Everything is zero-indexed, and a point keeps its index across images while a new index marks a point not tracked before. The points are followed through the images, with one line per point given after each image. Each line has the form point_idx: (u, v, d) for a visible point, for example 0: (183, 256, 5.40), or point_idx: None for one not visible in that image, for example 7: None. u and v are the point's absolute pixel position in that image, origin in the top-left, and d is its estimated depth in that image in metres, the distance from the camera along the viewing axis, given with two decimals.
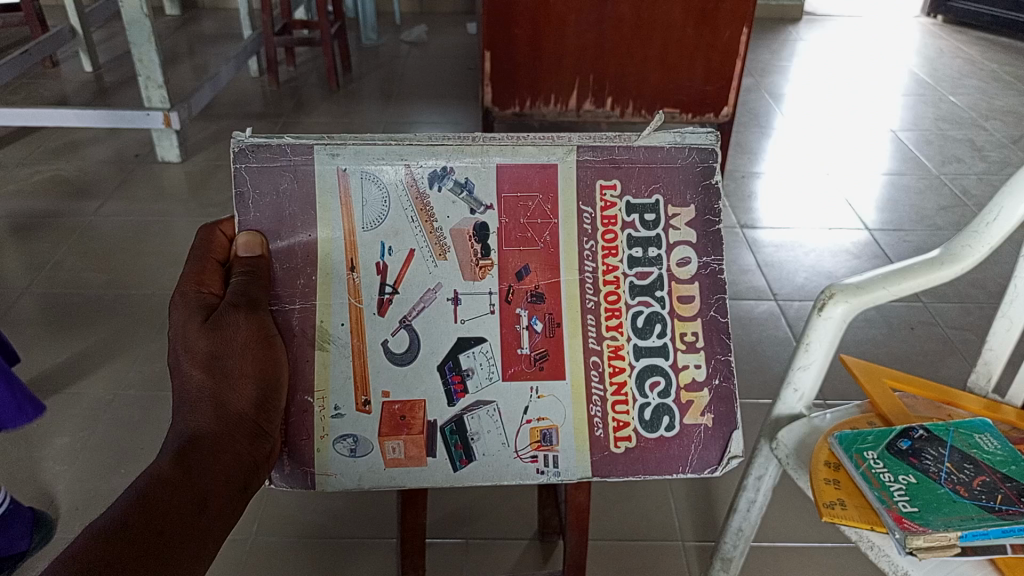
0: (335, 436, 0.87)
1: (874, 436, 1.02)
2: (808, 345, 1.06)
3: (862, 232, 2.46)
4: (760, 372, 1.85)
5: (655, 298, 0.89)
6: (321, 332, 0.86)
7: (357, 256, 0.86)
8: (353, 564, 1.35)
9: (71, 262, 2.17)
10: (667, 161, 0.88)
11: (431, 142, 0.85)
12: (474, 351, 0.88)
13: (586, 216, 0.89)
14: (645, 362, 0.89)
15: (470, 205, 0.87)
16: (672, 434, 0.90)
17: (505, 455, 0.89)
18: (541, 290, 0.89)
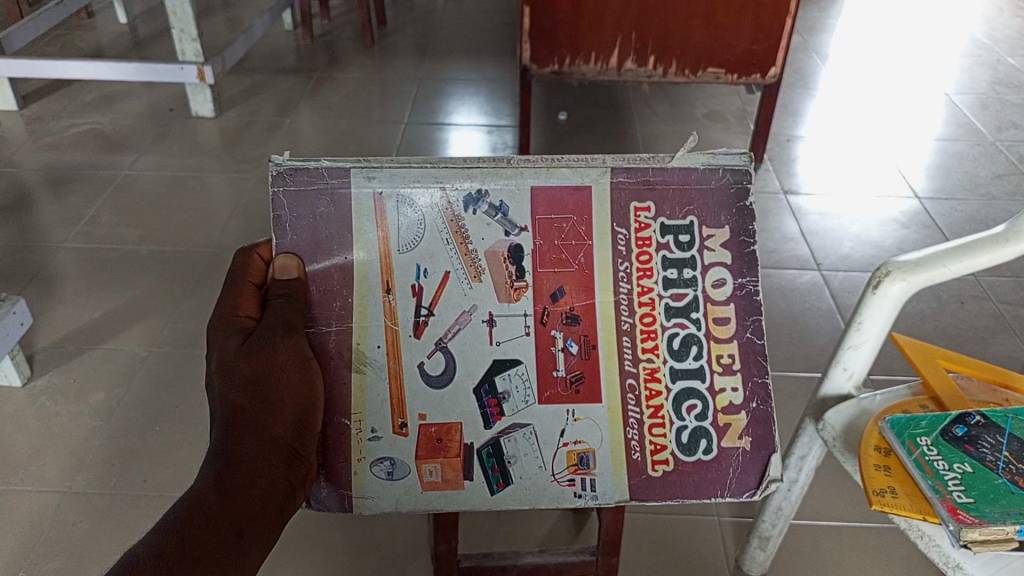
0: (369, 458, 0.84)
1: (927, 421, 0.97)
2: (860, 324, 1.02)
3: (911, 201, 2.37)
4: (801, 344, 1.79)
5: (690, 320, 0.86)
6: (357, 354, 0.85)
7: (392, 278, 0.84)
8: (385, 530, 1.35)
9: (107, 217, 2.17)
10: (701, 183, 0.85)
11: (466, 164, 0.83)
12: (509, 373, 0.86)
13: (620, 239, 0.86)
14: (681, 385, 0.87)
15: (505, 227, 0.84)
16: (709, 458, 0.87)
17: (542, 479, 0.86)
18: (576, 312, 0.86)
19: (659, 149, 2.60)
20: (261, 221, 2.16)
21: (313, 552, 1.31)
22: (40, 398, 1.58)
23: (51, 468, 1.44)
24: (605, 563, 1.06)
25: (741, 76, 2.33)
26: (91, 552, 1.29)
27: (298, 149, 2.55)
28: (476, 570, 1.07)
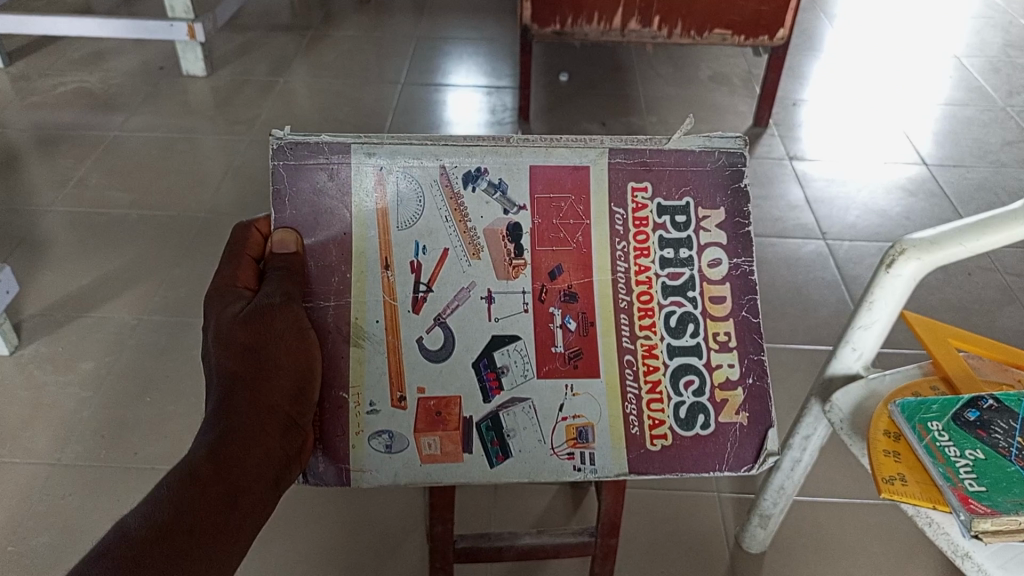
0: (367, 433, 0.81)
1: (938, 405, 0.93)
2: (871, 304, 0.98)
3: (919, 167, 2.32)
4: (805, 315, 1.76)
5: (687, 298, 0.84)
6: (356, 328, 0.82)
7: (391, 255, 0.82)
8: (381, 505, 1.33)
9: (96, 179, 2.12)
10: (696, 165, 0.83)
11: (466, 141, 0.81)
12: (508, 348, 0.82)
13: (618, 218, 0.84)
14: (678, 361, 0.83)
15: (503, 205, 0.82)
16: (707, 433, 0.84)
17: (541, 452, 0.82)
18: (575, 288, 0.84)
19: (662, 112, 2.54)
20: (254, 185, 2.11)
21: (307, 527, 1.29)
22: (29, 367, 1.55)
23: (40, 439, 1.41)
24: (603, 544, 1.05)
25: (748, 38, 2.26)
26: (81, 526, 1.28)
27: (292, 109, 2.48)
28: (472, 551, 1.04)
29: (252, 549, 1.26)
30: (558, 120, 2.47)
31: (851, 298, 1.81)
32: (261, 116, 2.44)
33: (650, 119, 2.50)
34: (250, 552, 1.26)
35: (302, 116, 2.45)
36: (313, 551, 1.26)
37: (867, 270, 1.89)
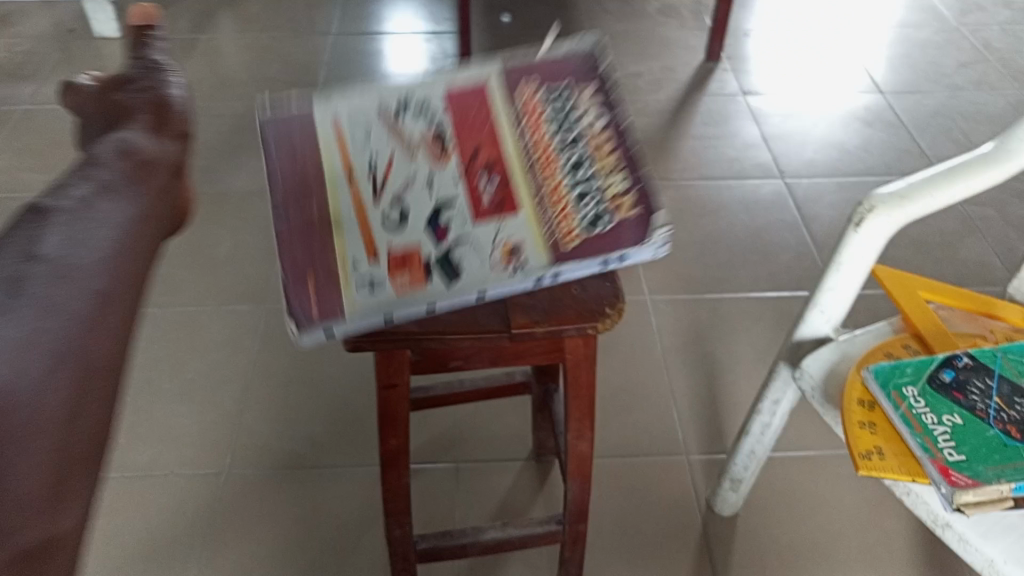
0: (354, 279, 0.68)
1: (913, 368, 0.89)
2: (841, 265, 0.91)
3: (875, 95, 2.25)
4: (768, 260, 1.70)
5: (575, 145, 0.72)
6: (339, 223, 0.70)
7: (351, 165, 0.71)
8: (339, 497, 1.26)
9: (7, 160, 1.96)
10: (556, 51, 0.74)
11: (386, 78, 0.73)
12: (436, 203, 0.70)
13: (510, 100, 0.73)
14: (579, 188, 0.71)
15: (422, 111, 0.72)
16: (609, 230, 0.70)
17: (485, 279, 0.69)
18: (484, 142, 0.71)
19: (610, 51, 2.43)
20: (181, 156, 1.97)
21: (262, 527, 1.23)
22: None
23: None
24: (572, 530, 1.00)
25: None
26: None
27: (217, 69, 2.31)
28: (434, 551, 0.99)
29: (203, 556, 1.19)
30: None
31: (812, 240, 1.76)
32: (185, 79, 2.27)
33: None
34: (203, 559, 1.19)
35: (229, 76, 2.28)
36: (270, 552, 1.20)
37: (827, 209, 1.84)
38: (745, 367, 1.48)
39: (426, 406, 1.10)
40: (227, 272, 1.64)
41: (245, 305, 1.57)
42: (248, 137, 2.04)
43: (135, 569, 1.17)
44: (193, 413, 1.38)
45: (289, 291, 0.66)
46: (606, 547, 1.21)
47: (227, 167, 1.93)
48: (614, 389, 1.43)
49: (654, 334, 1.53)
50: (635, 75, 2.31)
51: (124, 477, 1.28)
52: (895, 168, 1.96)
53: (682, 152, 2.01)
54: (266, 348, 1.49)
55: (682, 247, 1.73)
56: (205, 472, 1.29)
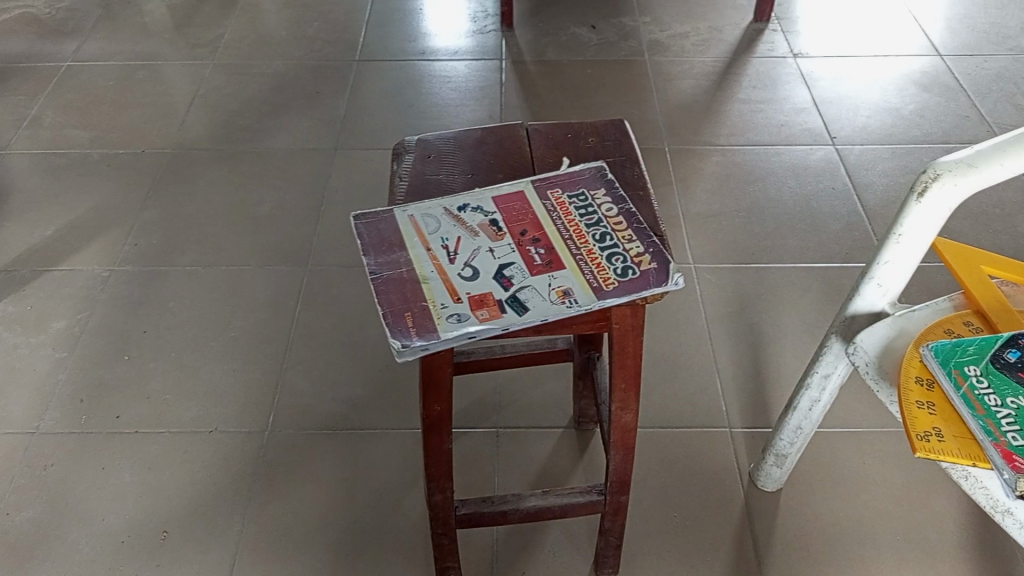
0: (444, 313, 0.69)
1: (975, 347, 0.85)
2: (900, 236, 0.86)
3: (932, 58, 2.16)
4: (816, 230, 1.66)
5: (604, 226, 0.77)
6: (422, 274, 0.73)
7: (428, 246, 0.76)
8: (379, 459, 1.27)
9: (51, 117, 1.97)
10: (575, 171, 0.83)
11: (450, 195, 0.82)
12: (498, 261, 0.74)
13: (549, 202, 0.80)
14: (609, 248, 0.75)
15: (482, 214, 0.79)
16: (637, 274, 0.72)
17: (543, 306, 0.69)
18: (526, 229, 0.77)
19: (655, 11, 2.36)
20: (222, 115, 1.96)
21: (303, 487, 1.24)
22: None
23: (15, 407, 1.34)
24: (613, 501, 0.99)
25: None
26: (67, 499, 1.22)
27: (257, 27, 2.30)
28: (475, 516, 0.98)
29: (247, 513, 1.21)
30: (545, 24, 2.29)
31: (863, 209, 1.70)
32: (225, 36, 2.26)
33: (643, 19, 2.32)
34: (246, 516, 1.20)
35: (268, 33, 2.27)
36: (311, 512, 1.21)
37: (879, 177, 1.78)
38: (791, 338, 1.45)
39: (469, 371, 1.08)
40: (268, 233, 1.64)
41: (286, 267, 1.57)
42: (288, 96, 2.02)
43: (181, 524, 1.19)
44: (235, 373, 1.39)
45: (389, 321, 0.69)
46: (646, 518, 1.20)
47: (267, 126, 1.93)
48: (655, 358, 1.42)
49: (697, 303, 1.51)
50: (681, 36, 2.25)
51: (169, 434, 1.30)
52: (953, 136, 1.89)
53: (729, 116, 1.96)
54: (306, 310, 1.49)
55: (727, 214, 1.69)
56: (247, 431, 1.31)
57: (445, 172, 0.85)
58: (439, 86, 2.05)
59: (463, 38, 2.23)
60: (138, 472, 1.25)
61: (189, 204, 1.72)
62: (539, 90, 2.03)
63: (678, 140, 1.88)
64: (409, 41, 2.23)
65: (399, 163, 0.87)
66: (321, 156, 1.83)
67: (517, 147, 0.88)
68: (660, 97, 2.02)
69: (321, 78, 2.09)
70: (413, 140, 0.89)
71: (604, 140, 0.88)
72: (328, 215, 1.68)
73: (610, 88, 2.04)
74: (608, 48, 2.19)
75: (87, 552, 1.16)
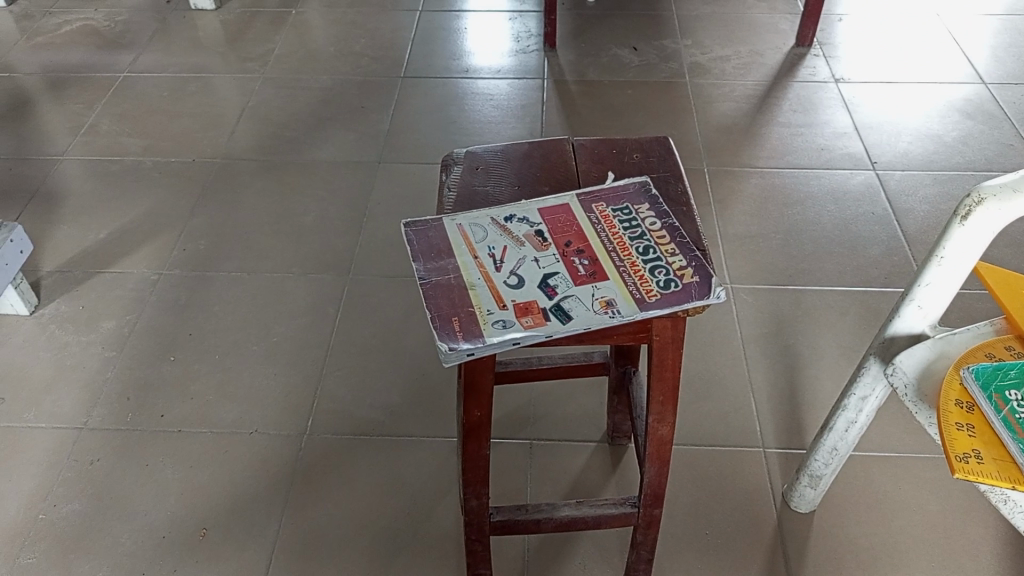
0: (490, 319, 0.71)
1: (1016, 371, 0.85)
2: (943, 258, 0.87)
3: (976, 86, 2.14)
4: (855, 254, 1.65)
5: (647, 240, 0.79)
6: (469, 281, 0.75)
7: (476, 255, 0.78)
8: (413, 466, 1.29)
9: (107, 125, 2.04)
10: (620, 186, 0.85)
11: (497, 205, 0.84)
12: (543, 270, 0.76)
13: (593, 216, 0.82)
14: (652, 262, 0.76)
15: (528, 224, 0.81)
16: (679, 288, 0.73)
17: (587, 315, 0.71)
18: (571, 241, 0.79)
19: (697, 34, 2.38)
20: (269, 127, 2.02)
21: (339, 491, 1.26)
22: (50, 327, 1.52)
23: (65, 403, 1.38)
24: (647, 514, 1.00)
25: None
26: (112, 493, 1.26)
27: (306, 43, 2.36)
28: (509, 524, 0.99)
29: (284, 514, 1.23)
30: (586, 45, 2.32)
31: (903, 234, 1.69)
32: (275, 51, 2.33)
33: (685, 42, 2.34)
34: (282, 517, 1.23)
35: (317, 49, 2.33)
36: (346, 515, 1.23)
37: (920, 203, 1.77)
38: (827, 361, 1.44)
39: (506, 381, 1.10)
40: (312, 242, 1.68)
41: (327, 275, 1.61)
42: (334, 110, 2.08)
43: (220, 522, 1.22)
44: (276, 376, 1.42)
45: (436, 324, 0.71)
46: (677, 535, 1.20)
47: (313, 139, 1.98)
48: (690, 376, 1.42)
49: (733, 323, 1.51)
50: (722, 59, 2.26)
51: (211, 434, 1.34)
52: (996, 163, 1.87)
53: (769, 139, 1.96)
54: (346, 317, 1.52)
55: (764, 236, 1.69)
56: (286, 434, 1.33)
57: (492, 184, 0.87)
58: (481, 103, 2.09)
59: (506, 57, 2.27)
60: (180, 470, 1.29)
61: (236, 212, 1.76)
62: (580, 109, 2.06)
63: (717, 161, 1.89)
64: (453, 59, 2.27)
65: (448, 174, 0.89)
66: (364, 169, 1.87)
67: (563, 161, 0.90)
68: (700, 119, 2.03)
69: (366, 93, 2.14)
70: (462, 152, 0.92)
71: (648, 156, 0.90)
72: (370, 226, 1.72)
73: (650, 109, 2.06)
74: (649, 69, 2.22)
75: (129, 545, 1.19)
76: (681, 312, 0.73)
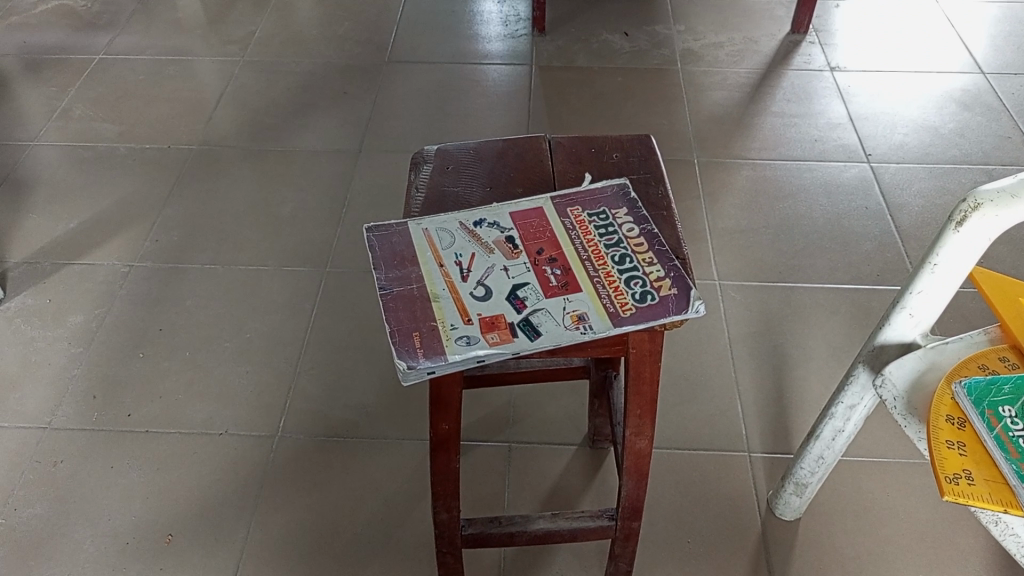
0: (454, 335, 0.67)
1: (1011, 386, 0.80)
2: (935, 265, 0.82)
3: (973, 76, 2.09)
4: (846, 250, 1.61)
5: (623, 248, 0.74)
6: (433, 293, 0.71)
7: (443, 263, 0.73)
8: (387, 470, 1.25)
9: (81, 109, 1.98)
10: (598, 189, 0.80)
11: (468, 207, 0.79)
12: (512, 281, 0.71)
13: (568, 221, 0.77)
14: (627, 272, 0.72)
15: (499, 230, 0.76)
16: (656, 301, 0.69)
17: (557, 330, 0.67)
18: (543, 248, 0.74)
19: (690, 20, 2.32)
20: (248, 113, 1.96)
21: (311, 494, 1.22)
22: (16, 321, 1.47)
23: (29, 401, 1.34)
24: (625, 527, 0.96)
25: None
26: (75, 496, 1.22)
27: (289, 25, 2.29)
28: (481, 537, 0.96)
29: (253, 519, 1.19)
30: (576, 30, 2.26)
31: (896, 230, 1.65)
32: (256, 34, 2.26)
33: (677, 28, 2.29)
34: (251, 522, 1.19)
35: (299, 32, 2.26)
36: (318, 520, 1.19)
37: (915, 198, 1.73)
38: (817, 362, 1.41)
39: (484, 385, 1.05)
40: (289, 234, 1.63)
41: (304, 268, 1.56)
42: (316, 96, 2.02)
43: (186, 527, 1.18)
44: (249, 374, 1.38)
45: (396, 341, 0.67)
46: (659, 543, 1.17)
47: (294, 126, 1.92)
48: (675, 376, 1.38)
49: (720, 321, 1.47)
50: (715, 46, 2.21)
51: (179, 435, 1.29)
52: (993, 157, 1.83)
53: (762, 130, 1.91)
54: (323, 313, 1.48)
55: (755, 230, 1.65)
56: (258, 434, 1.29)
57: (463, 185, 0.83)
58: (467, 89, 2.03)
59: (494, 42, 2.21)
60: (147, 473, 1.25)
61: (212, 201, 1.71)
62: (568, 97, 2.00)
63: (707, 152, 1.84)
64: (440, 44, 2.21)
65: (417, 173, 0.85)
66: (345, 157, 1.82)
67: (538, 161, 0.85)
68: (691, 108, 1.98)
69: (349, 79, 2.08)
70: (432, 149, 0.87)
71: (628, 156, 0.85)
72: (349, 218, 1.67)
73: (640, 97, 2.01)
74: (640, 56, 2.16)
75: (92, 551, 1.15)
76: (658, 326, 0.69)
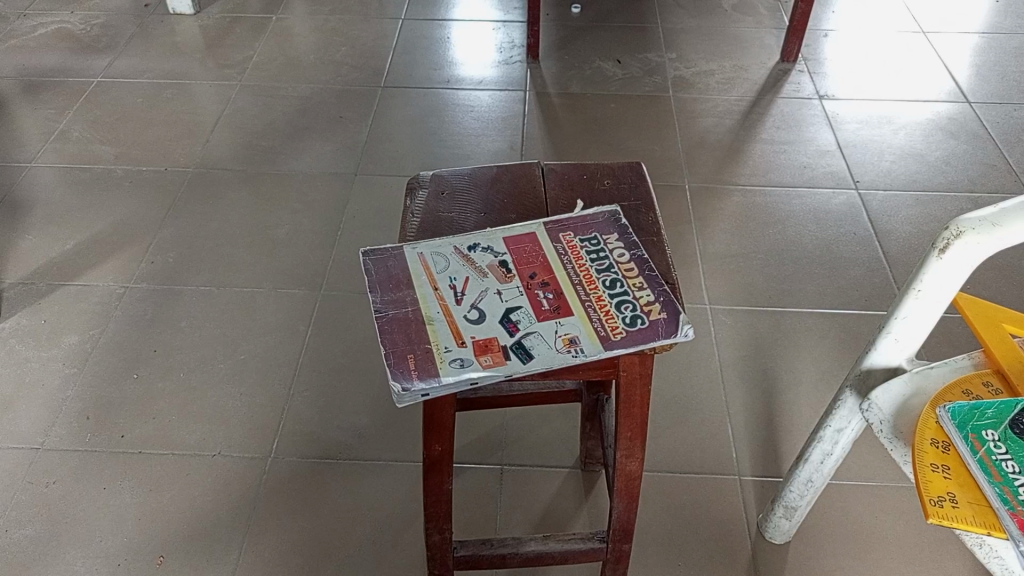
0: (447, 357, 0.68)
1: (994, 410, 0.81)
2: (920, 291, 0.84)
3: (958, 104, 2.13)
4: (835, 275, 1.63)
5: (613, 274, 0.76)
6: (427, 316, 0.72)
7: (439, 287, 0.75)
8: (379, 493, 1.25)
9: (79, 131, 2.00)
10: (589, 215, 0.82)
11: (463, 232, 0.81)
12: (506, 304, 0.73)
13: (560, 246, 0.79)
14: (618, 296, 0.73)
15: (493, 254, 0.78)
16: (646, 326, 0.70)
17: (549, 353, 0.68)
18: (536, 272, 0.76)
19: (681, 48, 2.36)
20: (245, 135, 1.98)
21: (303, 516, 1.22)
22: (10, 342, 1.47)
23: (22, 421, 1.34)
24: (615, 549, 0.97)
25: None
26: (66, 518, 1.22)
27: (287, 50, 2.32)
28: (474, 559, 0.97)
29: (245, 541, 1.19)
30: (570, 57, 2.30)
31: (884, 255, 1.68)
32: (254, 58, 2.29)
33: (669, 55, 2.33)
34: (242, 544, 1.19)
35: (297, 56, 2.29)
36: (309, 543, 1.19)
37: (903, 224, 1.75)
38: (805, 385, 1.42)
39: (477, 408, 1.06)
40: (284, 256, 1.65)
41: (299, 290, 1.57)
42: (312, 119, 2.04)
43: (177, 549, 1.18)
44: (243, 396, 1.38)
45: (391, 362, 0.68)
46: (650, 566, 1.17)
47: (290, 149, 1.94)
48: (666, 400, 1.39)
49: (711, 345, 1.49)
50: (706, 73, 2.24)
51: (173, 455, 1.30)
52: (979, 185, 1.86)
53: (752, 156, 1.94)
54: (317, 334, 1.49)
55: (746, 256, 1.67)
56: (250, 456, 1.30)
57: (458, 210, 0.84)
58: (462, 114, 2.06)
59: (489, 68, 2.25)
60: (139, 494, 1.25)
61: (208, 223, 1.73)
62: (561, 123, 2.03)
63: (699, 178, 1.87)
64: (436, 69, 2.24)
65: (413, 198, 0.86)
66: (340, 180, 1.84)
67: (532, 187, 0.87)
68: (683, 134, 2.01)
69: (345, 103, 2.10)
70: (428, 175, 0.89)
71: (619, 182, 0.87)
72: (345, 240, 1.68)
73: (632, 123, 2.04)
74: (633, 83, 2.20)
75: (83, 573, 1.15)
76: (648, 350, 0.70)
